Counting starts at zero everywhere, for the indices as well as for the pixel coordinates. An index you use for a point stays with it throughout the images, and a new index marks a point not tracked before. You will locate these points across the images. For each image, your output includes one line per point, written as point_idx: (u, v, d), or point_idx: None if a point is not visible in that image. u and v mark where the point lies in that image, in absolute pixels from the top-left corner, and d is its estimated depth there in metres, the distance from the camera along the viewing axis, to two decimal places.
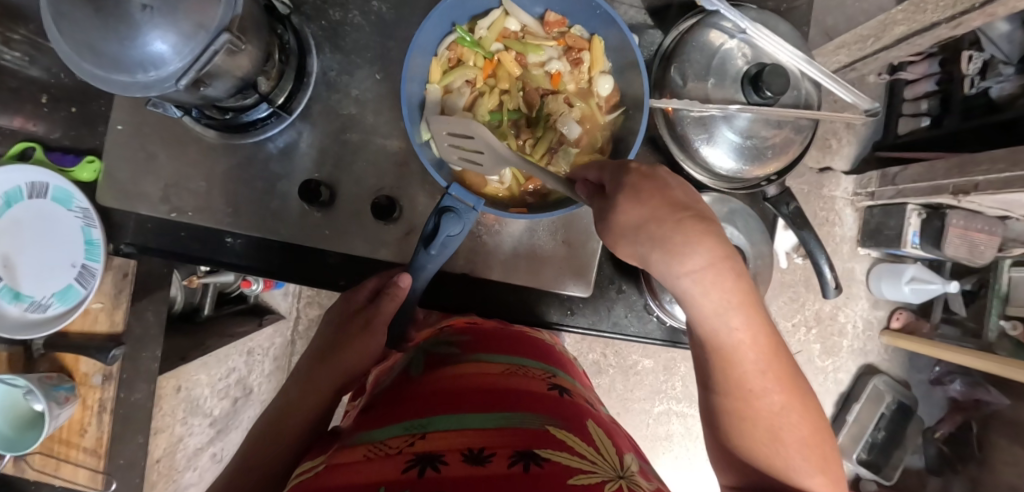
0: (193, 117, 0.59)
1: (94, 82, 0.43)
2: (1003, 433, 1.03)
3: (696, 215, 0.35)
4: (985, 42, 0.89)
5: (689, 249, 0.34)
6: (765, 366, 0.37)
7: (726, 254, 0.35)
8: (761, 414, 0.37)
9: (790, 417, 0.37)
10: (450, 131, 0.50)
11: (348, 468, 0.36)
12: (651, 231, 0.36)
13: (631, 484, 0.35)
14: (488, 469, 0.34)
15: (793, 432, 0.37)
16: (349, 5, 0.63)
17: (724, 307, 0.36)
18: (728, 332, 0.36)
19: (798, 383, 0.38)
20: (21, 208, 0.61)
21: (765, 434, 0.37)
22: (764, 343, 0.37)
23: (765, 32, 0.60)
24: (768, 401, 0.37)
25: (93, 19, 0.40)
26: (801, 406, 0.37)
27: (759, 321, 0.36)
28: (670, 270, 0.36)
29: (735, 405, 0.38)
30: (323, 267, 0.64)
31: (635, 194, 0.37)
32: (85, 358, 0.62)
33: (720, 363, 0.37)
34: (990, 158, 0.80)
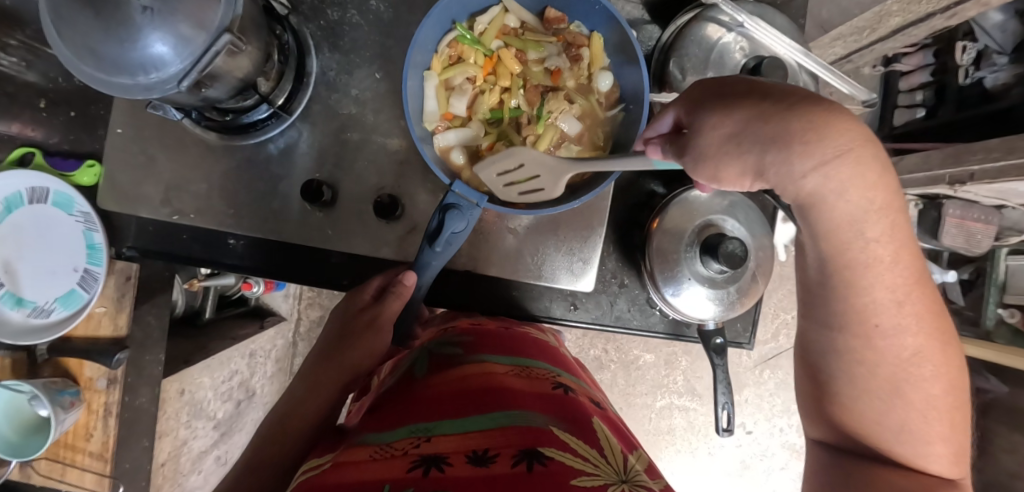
0: (193, 119, 0.59)
1: (94, 85, 0.42)
2: (1003, 420, 1.04)
3: (819, 103, 0.35)
4: (978, 33, 0.91)
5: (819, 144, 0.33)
6: (900, 299, 0.35)
7: (865, 143, 0.34)
8: (884, 357, 0.36)
9: (923, 370, 0.36)
10: (499, 169, 0.52)
11: (353, 468, 0.36)
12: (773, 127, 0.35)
13: (636, 489, 0.34)
14: (491, 470, 0.34)
15: (916, 383, 0.36)
16: (347, 5, 0.63)
17: (861, 218, 0.34)
18: (863, 247, 0.35)
19: (937, 325, 0.36)
20: (22, 214, 0.60)
21: (887, 382, 0.36)
22: (904, 281, 0.35)
23: (763, 26, 0.61)
24: (898, 348, 0.35)
25: (93, 22, 0.40)
26: (940, 351, 0.36)
27: (899, 242, 0.35)
28: (791, 168, 0.35)
29: (855, 345, 0.36)
30: (327, 266, 0.64)
31: (730, 102, 0.37)
32: (88, 363, 0.62)
33: (846, 294, 0.36)
34: (983, 148, 0.80)
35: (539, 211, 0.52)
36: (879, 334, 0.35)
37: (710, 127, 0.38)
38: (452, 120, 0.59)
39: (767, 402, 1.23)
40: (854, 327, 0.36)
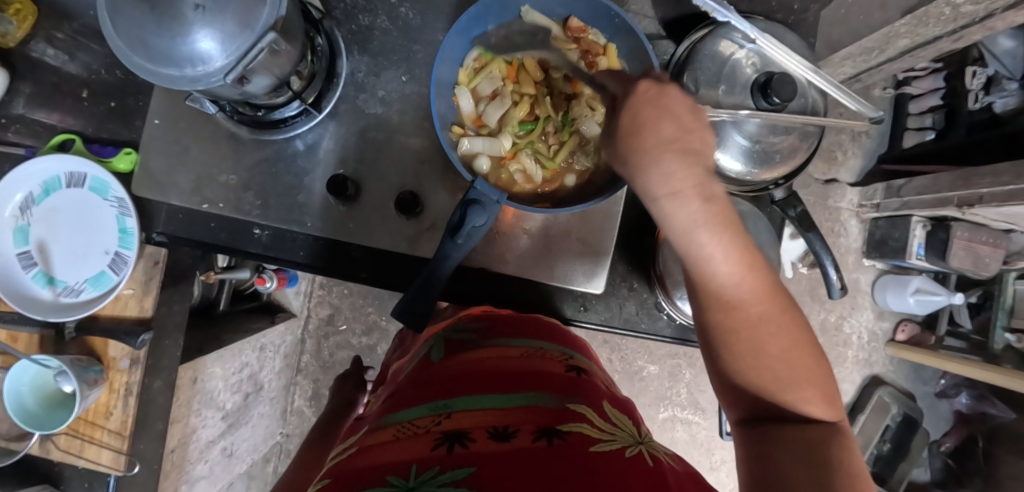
0: (227, 114, 0.62)
1: (144, 75, 0.45)
2: (1007, 446, 1.05)
3: (681, 148, 0.36)
4: (988, 58, 0.93)
5: (661, 176, 0.36)
6: (738, 279, 0.36)
7: (701, 180, 0.36)
8: (739, 321, 0.36)
9: (772, 323, 0.36)
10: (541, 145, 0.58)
11: (379, 447, 0.38)
12: (636, 150, 0.38)
13: (650, 448, 0.38)
14: (513, 443, 0.36)
15: (770, 342, 0.36)
16: (378, 11, 0.67)
17: (691, 226, 0.36)
18: (699, 246, 0.36)
19: (777, 292, 0.37)
20: (59, 197, 0.63)
21: (746, 340, 0.36)
22: (737, 258, 0.36)
23: (775, 43, 0.63)
24: (745, 312, 0.36)
25: (148, 17, 0.43)
26: (782, 309, 0.36)
27: (735, 242, 0.36)
28: (649, 189, 0.37)
29: (719, 316, 0.37)
30: (347, 259, 0.66)
31: (635, 120, 0.38)
32: (113, 342, 0.64)
33: (699, 276, 0.38)
34: (991, 171, 0.82)
35: (561, 209, 0.54)
36: (722, 291, 0.37)
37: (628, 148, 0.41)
38: (484, 128, 0.62)
39: None
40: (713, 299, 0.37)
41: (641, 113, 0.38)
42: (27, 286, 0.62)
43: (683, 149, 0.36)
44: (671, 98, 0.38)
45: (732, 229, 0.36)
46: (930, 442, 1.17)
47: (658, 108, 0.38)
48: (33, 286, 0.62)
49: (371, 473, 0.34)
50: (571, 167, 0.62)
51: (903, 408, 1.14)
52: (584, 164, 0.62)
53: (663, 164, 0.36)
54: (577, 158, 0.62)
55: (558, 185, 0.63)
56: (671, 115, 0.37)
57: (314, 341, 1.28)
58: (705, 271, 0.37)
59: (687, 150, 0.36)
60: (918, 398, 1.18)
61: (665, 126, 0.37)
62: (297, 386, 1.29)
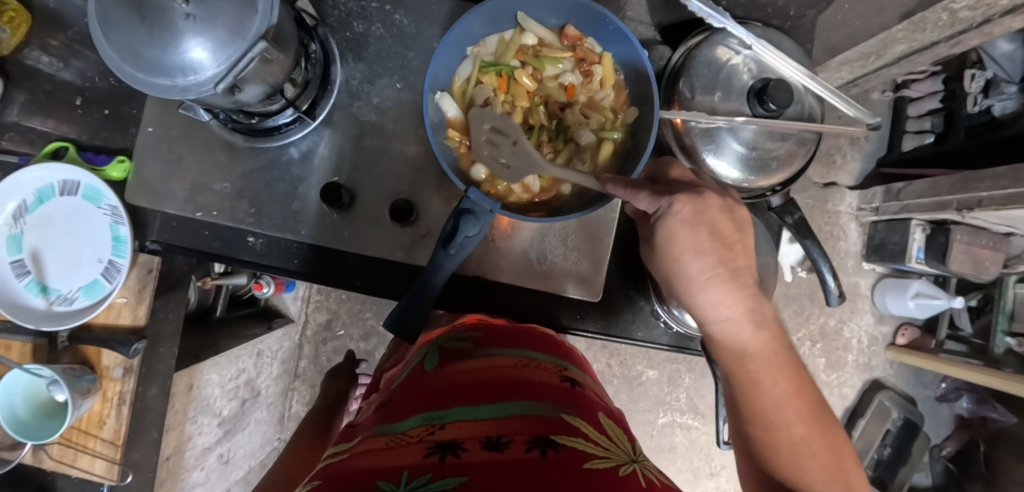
0: (221, 121, 0.62)
1: (135, 85, 0.45)
2: (1010, 452, 1.04)
3: (727, 273, 0.40)
4: (987, 62, 0.93)
5: (714, 301, 0.40)
6: (784, 398, 0.38)
7: (750, 308, 0.40)
8: (780, 434, 0.37)
9: (813, 444, 0.37)
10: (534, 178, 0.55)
11: (371, 453, 0.38)
12: (677, 268, 0.42)
13: (643, 467, 0.37)
14: (506, 454, 0.36)
15: (813, 461, 0.36)
16: (372, 18, 0.66)
17: (742, 351, 0.40)
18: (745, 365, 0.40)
19: (822, 417, 0.38)
20: (52, 205, 0.63)
21: (789, 456, 0.37)
22: (784, 381, 0.38)
23: (770, 48, 0.63)
24: (789, 431, 0.37)
25: (140, 26, 0.43)
26: (825, 434, 0.37)
27: (784, 362, 0.39)
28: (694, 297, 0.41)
29: (762, 431, 0.38)
30: (342, 267, 0.66)
31: (687, 241, 0.41)
32: (106, 351, 0.63)
33: (746, 394, 0.39)
34: (992, 176, 0.82)
35: (555, 219, 0.55)
36: (768, 408, 0.38)
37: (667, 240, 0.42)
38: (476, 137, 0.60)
39: None
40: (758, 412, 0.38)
41: (680, 236, 0.41)
42: (20, 294, 0.62)
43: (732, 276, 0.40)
44: (716, 218, 0.41)
45: (775, 351, 0.40)
46: (931, 446, 1.17)
47: (706, 230, 0.40)
48: (26, 294, 0.62)
49: (361, 479, 0.34)
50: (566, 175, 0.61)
51: (904, 413, 1.13)
52: (580, 172, 0.61)
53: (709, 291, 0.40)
54: (573, 166, 0.61)
55: (553, 193, 0.62)
56: (717, 232, 0.41)
57: (311, 346, 1.28)
58: (754, 392, 0.39)
59: (732, 272, 0.40)
60: (919, 402, 1.18)
61: (717, 250, 0.40)
62: (294, 392, 1.28)
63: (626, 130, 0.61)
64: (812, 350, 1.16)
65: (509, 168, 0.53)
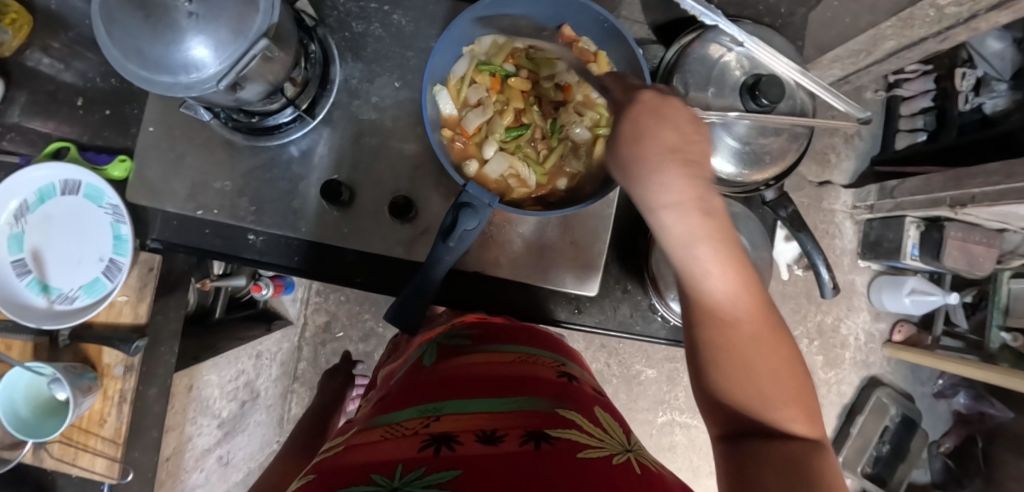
0: (222, 121, 0.63)
1: (139, 83, 0.46)
2: (1008, 447, 1.05)
3: (684, 161, 0.36)
4: (977, 60, 0.95)
5: (661, 188, 0.36)
6: (733, 294, 0.36)
7: (700, 197, 0.35)
8: (730, 336, 0.36)
9: (761, 343, 0.35)
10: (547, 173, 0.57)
11: (367, 446, 0.39)
12: (633, 160, 0.37)
13: (637, 455, 0.38)
14: (500, 448, 0.36)
15: (761, 359, 0.35)
16: (371, 18, 0.67)
17: (690, 242, 0.36)
18: (696, 262, 0.36)
19: (767, 312, 0.36)
20: (54, 205, 0.63)
21: (737, 362, 0.35)
22: (732, 272, 0.36)
23: (762, 46, 0.64)
24: (738, 329, 0.36)
25: (142, 25, 0.43)
26: (775, 334, 0.36)
27: (732, 255, 0.36)
28: (648, 200, 0.37)
29: (710, 333, 0.36)
30: (341, 263, 0.67)
31: (636, 132, 0.37)
32: (108, 349, 0.64)
33: (698, 294, 0.37)
34: (983, 172, 0.83)
35: (551, 212, 0.54)
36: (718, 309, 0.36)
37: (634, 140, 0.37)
38: (473, 136, 0.61)
39: None
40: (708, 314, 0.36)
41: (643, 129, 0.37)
42: (22, 293, 0.62)
43: (683, 160, 0.36)
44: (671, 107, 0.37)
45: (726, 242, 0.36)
46: (930, 443, 1.17)
47: (660, 117, 0.37)
48: (27, 293, 0.63)
49: (356, 471, 0.35)
50: (562, 171, 0.63)
51: (902, 409, 1.14)
52: (575, 168, 0.62)
53: (661, 181, 0.36)
54: (568, 162, 0.62)
55: (550, 188, 0.63)
56: (673, 124, 0.36)
57: (310, 349, 1.28)
58: (701, 290, 0.37)
59: (686, 160, 0.36)
60: (917, 399, 1.18)
61: (666, 137, 0.36)
62: (293, 394, 1.28)
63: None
64: (809, 347, 1.17)
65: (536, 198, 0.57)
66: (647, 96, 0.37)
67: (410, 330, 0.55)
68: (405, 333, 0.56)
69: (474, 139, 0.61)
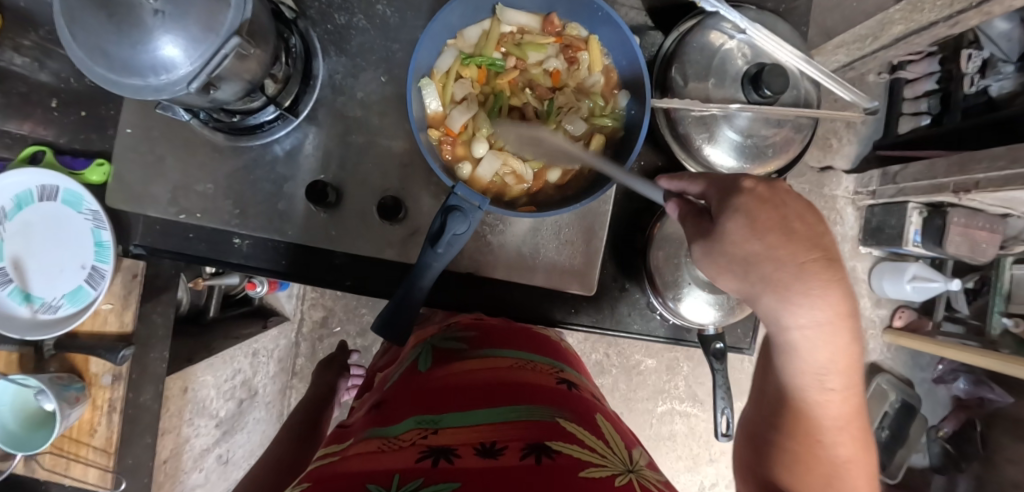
0: (201, 120, 0.60)
1: (107, 86, 0.44)
2: (1006, 431, 1.06)
3: (823, 260, 0.32)
4: (984, 41, 0.92)
5: (806, 307, 0.32)
6: (841, 424, 0.37)
7: (848, 315, 0.33)
8: (823, 457, 0.37)
9: (848, 467, 0.38)
10: (519, 134, 0.56)
11: (363, 457, 0.37)
12: (765, 264, 0.33)
13: (640, 478, 0.36)
14: (500, 461, 0.35)
15: (845, 484, 0.37)
16: (354, 9, 0.64)
17: (823, 371, 0.35)
18: (820, 391, 0.36)
19: (863, 435, 0.39)
20: (31, 212, 0.61)
21: (821, 476, 0.37)
22: (848, 403, 0.36)
23: (765, 32, 0.61)
24: (835, 454, 0.37)
25: (107, 24, 0.41)
26: (861, 457, 0.38)
27: (854, 389, 0.36)
28: (779, 315, 0.34)
29: (801, 448, 0.38)
30: (329, 266, 0.65)
31: (752, 225, 0.33)
32: (94, 359, 0.62)
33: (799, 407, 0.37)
34: (988, 156, 0.80)
35: (543, 213, 0.51)
36: (819, 433, 0.37)
37: (738, 237, 0.34)
38: (460, 134, 0.57)
39: None
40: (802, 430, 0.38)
41: (759, 213, 0.33)
42: (4, 303, 0.61)
43: (827, 267, 0.32)
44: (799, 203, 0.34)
45: (852, 379, 0.36)
46: (929, 428, 1.18)
47: (779, 213, 0.33)
48: (10, 303, 0.61)
49: (351, 484, 0.33)
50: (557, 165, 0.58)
51: (902, 395, 1.13)
52: None
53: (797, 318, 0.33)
54: None
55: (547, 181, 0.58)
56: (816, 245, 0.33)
57: (308, 344, 1.27)
58: (814, 408, 0.37)
59: (827, 266, 0.32)
60: (916, 384, 1.18)
61: (801, 238, 0.33)
62: (293, 390, 1.28)
63: (620, 115, 0.58)
64: None
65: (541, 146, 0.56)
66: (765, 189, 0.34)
67: (397, 342, 0.53)
68: (395, 342, 0.54)
69: (462, 137, 0.57)
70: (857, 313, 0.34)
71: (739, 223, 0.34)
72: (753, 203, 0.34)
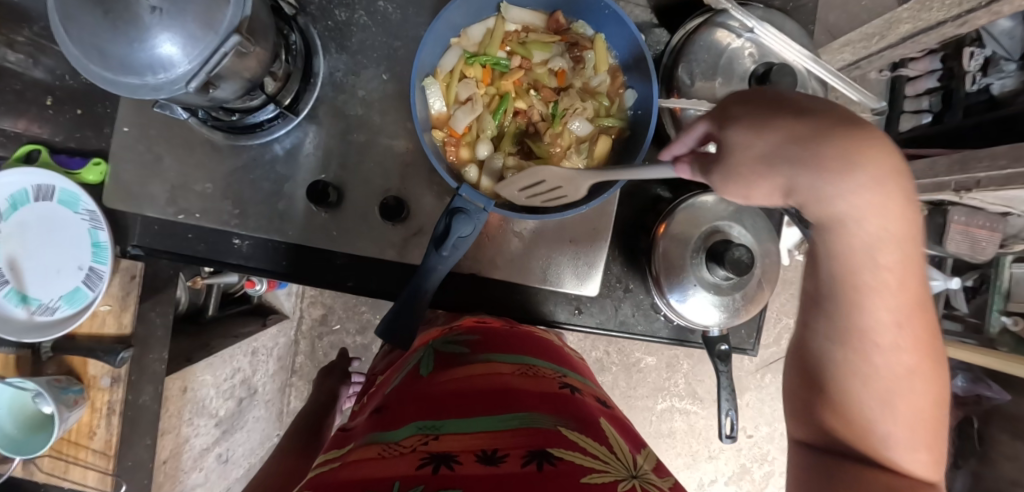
0: (200, 119, 0.59)
1: (103, 84, 0.43)
2: (1004, 428, 1.06)
3: (851, 126, 0.35)
4: (987, 39, 0.92)
5: (851, 180, 0.34)
6: (901, 319, 0.35)
7: (897, 177, 0.34)
8: (881, 370, 0.35)
9: (914, 376, 0.35)
10: (521, 187, 0.51)
11: (363, 463, 0.37)
12: (796, 153, 0.36)
13: (645, 483, 0.36)
14: (502, 471, 0.35)
15: (909, 394, 0.35)
16: (355, 5, 0.63)
17: (871, 245, 0.35)
18: (874, 273, 0.35)
19: (930, 342, 0.36)
20: (27, 212, 0.60)
21: (879, 386, 0.35)
22: (907, 296, 0.35)
23: (772, 31, 0.60)
24: (900, 360, 0.35)
25: (101, 22, 0.40)
26: (929, 364, 0.36)
27: (909, 271, 0.35)
28: (820, 190, 0.35)
29: (854, 359, 0.36)
30: (331, 267, 0.64)
31: (766, 122, 0.38)
32: (92, 361, 0.62)
33: (848, 311, 0.36)
34: (989, 154, 0.79)
35: (549, 215, 0.52)
36: (869, 334, 0.35)
37: (742, 143, 0.39)
38: (464, 136, 0.56)
39: (768, 406, 1.22)
40: (854, 336, 0.36)
41: (773, 112, 0.38)
42: (0, 305, 0.60)
43: (859, 137, 0.35)
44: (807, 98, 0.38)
45: (903, 262, 0.35)
46: None
47: (797, 107, 0.37)
48: (7, 305, 0.60)
49: None
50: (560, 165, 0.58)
51: None
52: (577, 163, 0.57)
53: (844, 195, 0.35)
54: (569, 156, 0.57)
55: None
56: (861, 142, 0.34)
57: (308, 342, 1.27)
58: (863, 305, 0.35)
59: (858, 134, 0.35)
60: None
61: (825, 121, 0.36)
62: (292, 388, 1.28)
63: (625, 116, 0.57)
64: None
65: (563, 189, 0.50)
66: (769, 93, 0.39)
67: (399, 346, 0.52)
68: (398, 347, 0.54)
69: (466, 139, 0.57)
70: (907, 178, 0.34)
71: (743, 127, 0.39)
72: (763, 107, 0.39)
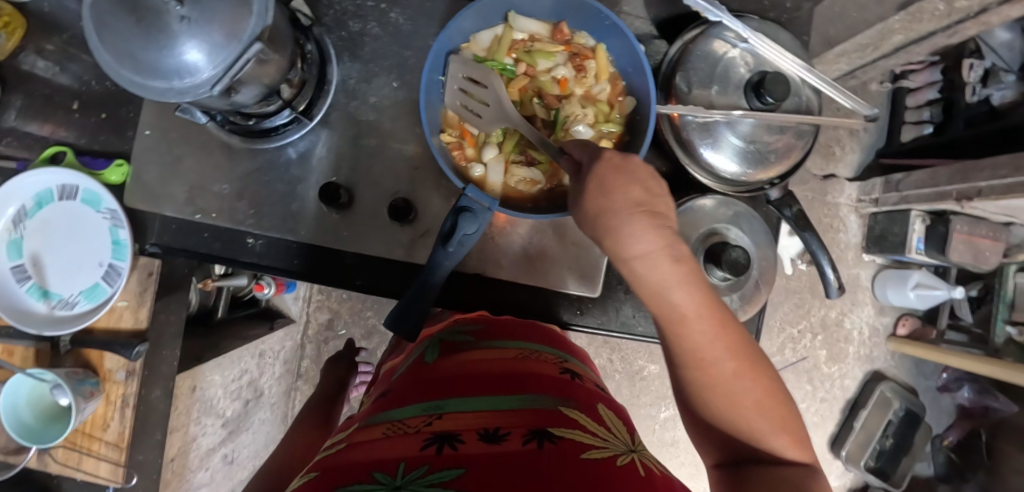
0: (218, 123, 0.62)
1: (131, 88, 0.45)
2: (1011, 440, 1.06)
3: (647, 210, 0.40)
4: (986, 51, 0.93)
5: (634, 238, 0.39)
6: (712, 338, 0.38)
7: (669, 239, 0.39)
8: (721, 382, 0.38)
9: (744, 378, 0.37)
10: (461, 82, 0.54)
11: (370, 443, 0.39)
12: (600, 214, 0.41)
13: (641, 457, 0.38)
14: (503, 447, 0.36)
15: (749, 394, 0.37)
16: (368, 17, 0.66)
17: (666, 285, 0.39)
18: (673, 308, 0.39)
19: (749, 347, 0.39)
20: (52, 210, 0.63)
21: (724, 395, 0.38)
22: (711, 318, 0.38)
23: (767, 41, 0.63)
24: (721, 367, 0.38)
25: (134, 29, 0.43)
26: (754, 365, 0.38)
27: (706, 296, 0.38)
28: (620, 252, 0.40)
29: (696, 377, 0.39)
30: (341, 266, 0.65)
31: (603, 184, 0.41)
32: (109, 354, 0.64)
33: (676, 344, 0.39)
34: (991, 165, 0.82)
35: (552, 215, 0.52)
36: (699, 358, 0.38)
37: (588, 200, 0.42)
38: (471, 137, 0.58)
39: None
40: (686, 359, 0.39)
41: (608, 176, 0.41)
42: (22, 299, 0.62)
43: (646, 211, 0.40)
44: (633, 165, 0.42)
45: (699, 291, 0.38)
46: (933, 436, 1.18)
47: (623, 173, 0.41)
48: (28, 299, 0.63)
49: (359, 471, 0.35)
50: None
51: (906, 403, 1.13)
52: None
53: (629, 243, 0.40)
54: None
55: (558, 180, 0.57)
56: (638, 182, 0.41)
57: (313, 346, 1.29)
58: (678, 328, 0.39)
59: (648, 210, 0.40)
60: (921, 393, 1.18)
61: (625, 189, 0.41)
62: (297, 392, 1.30)
63: (625, 121, 0.59)
64: (813, 342, 1.17)
65: (481, 118, 0.54)
66: (610, 155, 0.42)
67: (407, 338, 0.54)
68: (404, 338, 0.55)
69: (473, 142, 0.58)
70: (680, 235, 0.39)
71: (593, 185, 0.41)
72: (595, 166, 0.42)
